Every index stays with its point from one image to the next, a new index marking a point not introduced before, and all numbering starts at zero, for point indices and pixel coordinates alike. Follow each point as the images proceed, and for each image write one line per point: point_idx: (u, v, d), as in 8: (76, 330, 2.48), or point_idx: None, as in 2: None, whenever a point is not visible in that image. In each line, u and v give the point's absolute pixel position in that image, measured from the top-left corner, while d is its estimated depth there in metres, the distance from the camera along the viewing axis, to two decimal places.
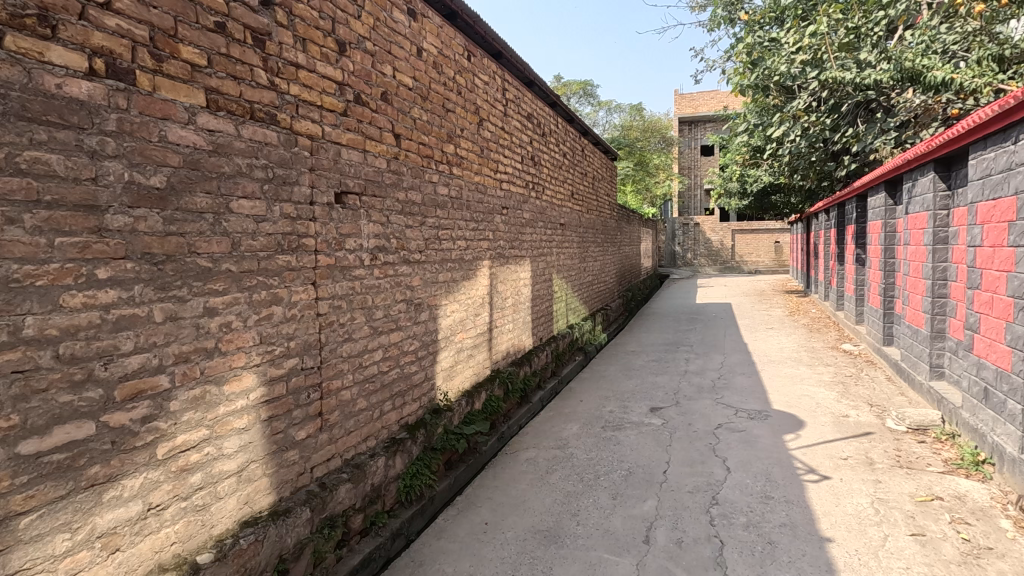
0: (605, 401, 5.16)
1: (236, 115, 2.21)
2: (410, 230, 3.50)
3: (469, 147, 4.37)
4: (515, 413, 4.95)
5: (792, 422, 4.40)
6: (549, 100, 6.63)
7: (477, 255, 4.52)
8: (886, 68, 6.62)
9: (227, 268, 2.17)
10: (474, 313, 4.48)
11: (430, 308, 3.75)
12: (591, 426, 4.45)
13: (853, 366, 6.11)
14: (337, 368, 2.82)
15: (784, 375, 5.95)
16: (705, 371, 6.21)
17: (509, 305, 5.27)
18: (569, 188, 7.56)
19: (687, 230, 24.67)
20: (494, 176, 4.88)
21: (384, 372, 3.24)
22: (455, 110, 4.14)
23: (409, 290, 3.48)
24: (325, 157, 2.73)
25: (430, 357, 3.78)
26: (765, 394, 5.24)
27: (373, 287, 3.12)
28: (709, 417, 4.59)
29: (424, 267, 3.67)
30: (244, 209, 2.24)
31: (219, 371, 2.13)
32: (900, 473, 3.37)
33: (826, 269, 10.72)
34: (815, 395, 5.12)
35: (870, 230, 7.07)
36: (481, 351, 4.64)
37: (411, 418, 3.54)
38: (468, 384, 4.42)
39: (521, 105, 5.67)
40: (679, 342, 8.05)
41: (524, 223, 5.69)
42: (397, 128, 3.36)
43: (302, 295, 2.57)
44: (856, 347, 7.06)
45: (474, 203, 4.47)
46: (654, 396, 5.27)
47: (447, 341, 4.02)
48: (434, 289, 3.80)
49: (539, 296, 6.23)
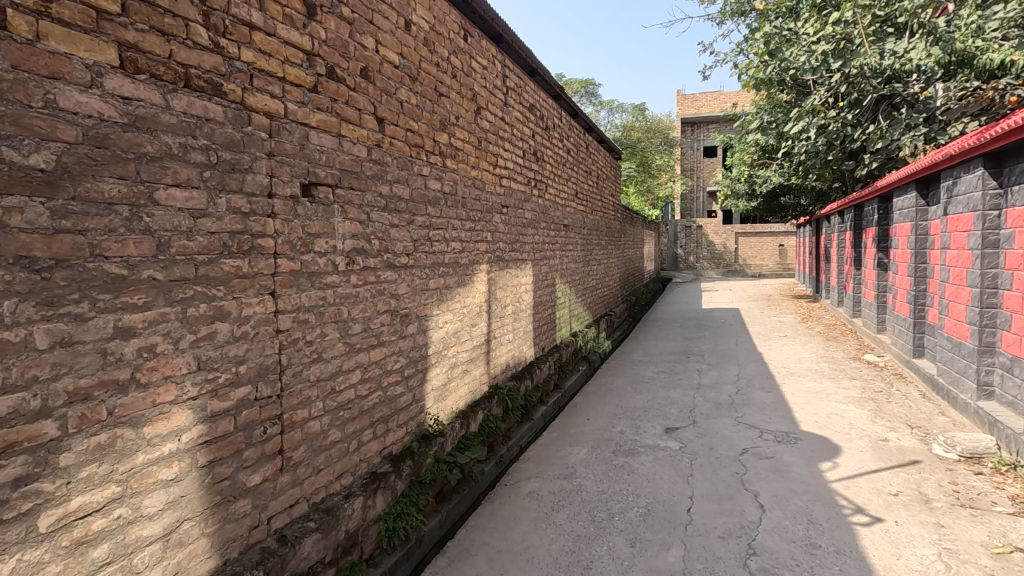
0: (615, 419, 4.69)
1: (163, 80, 1.73)
2: (395, 230, 3.03)
3: (465, 137, 3.90)
4: (515, 432, 4.48)
5: (826, 447, 3.91)
6: (551, 92, 6.18)
7: (474, 259, 4.05)
8: (931, 52, 6.01)
9: (150, 275, 1.69)
10: (470, 322, 4.00)
11: (419, 319, 3.28)
12: (600, 451, 3.97)
13: (880, 380, 5.65)
14: (303, 395, 2.35)
15: (807, 389, 5.48)
16: (719, 384, 5.74)
17: (509, 313, 4.80)
18: (573, 187, 7.09)
19: (690, 233, 24.27)
20: (493, 171, 4.41)
21: (363, 397, 2.77)
22: (449, 95, 3.66)
23: (394, 300, 3.01)
24: (288, 140, 2.26)
25: (419, 376, 3.30)
26: (789, 412, 4.77)
27: (349, 296, 2.65)
28: (731, 440, 4.12)
29: (412, 272, 3.19)
30: (175, 200, 1.77)
31: (138, 410, 1.66)
32: (964, 515, 2.90)
33: (840, 274, 10.26)
34: (845, 414, 4.64)
35: (895, 232, 6.61)
36: (478, 365, 4.16)
37: (395, 447, 3.06)
38: (463, 403, 3.94)
39: (522, 95, 5.19)
40: (689, 350, 7.58)
41: (525, 224, 5.21)
42: (380, 111, 2.89)
43: (257, 309, 2.10)
44: (880, 357, 6.59)
45: (471, 201, 3.99)
46: (668, 414, 4.79)
47: (439, 356, 3.55)
48: (424, 298, 3.32)
49: (542, 303, 5.76)
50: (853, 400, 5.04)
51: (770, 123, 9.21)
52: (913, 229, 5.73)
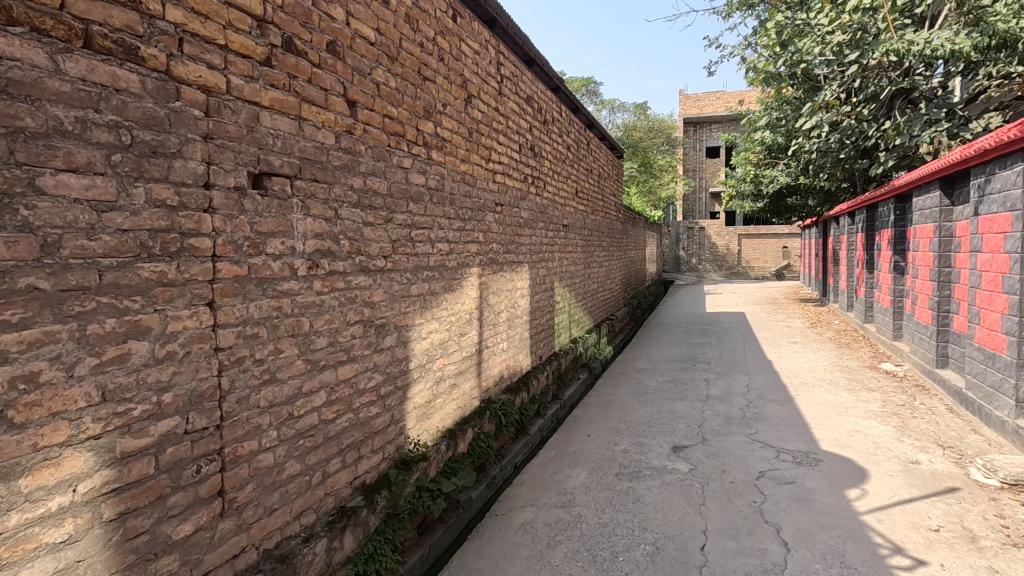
0: (618, 436, 4.32)
1: (51, 36, 1.38)
2: (369, 229, 2.66)
3: (454, 127, 3.54)
4: (509, 450, 4.13)
5: (852, 471, 3.54)
6: (550, 85, 5.82)
7: (463, 262, 3.69)
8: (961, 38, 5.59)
9: (29, 284, 1.34)
10: (459, 332, 3.64)
11: (398, 330, 2.91)
12: (602, 474, 3.61)
13: (902, 392, 5.28)
14: (252, 423, 1.98)
15: (823, 402, 5.11)
16: (729, 396, 5.38)
17: (503, 321, 4.43)
18: (573, 185, 6.72)
19: (692, 235, 23.97)
20: (485, 166, 4.05)
21: (329, 422, 2.40)
22: (434, 80, 3.30)
23: (368, 309, 2.64)
24: (232, 120, 1.89)
25: (399, 394, 2.94)
26: (806, 428, 4.40)
27: (311, 304, 2.28)
28: (746, 461, 3.75)
29: (389, 277, 2.82)
30: (68, 188, 1.41)
31: (11, 458, 1.31)
32: (1019, 557, 2.53)
33: (850, 277, 9.90)
34: (868, 431, 4.28)
35: (913, 235, 6.27)
36: (468, 378, 3.80)
37: (369, 476, 2.69)
38: (451, 421, 3.57)
39: (519, 85, 4.83)
40: (695, 358, 7.21)
41: (521, 224, 4.84)
42: (351, 93, 2.52)
43: (188, 323, 1.73)
44: (898, 366, 6.22)
45: (460, 198, 3.63)
46: (675, 430, 4.42)
47: (423, 370, 3.18)
48: (404, 306, 2.96)
49: (539, 308, 5.39)
50: (874, 415, 4.67)
51: (779, 120, 8.85)
52: (936, 231, 5.38)
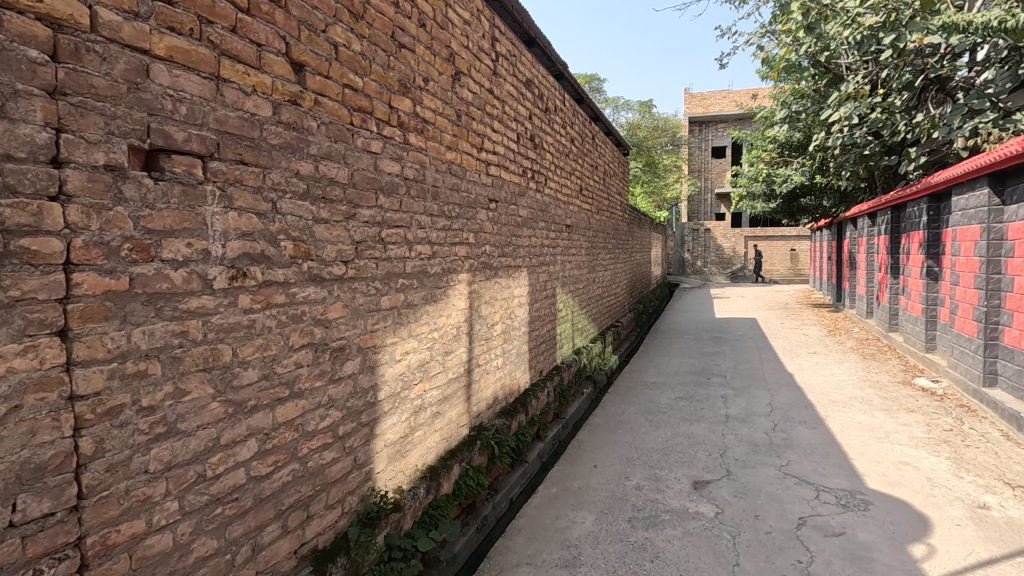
0: (629, 468, 3.76)
1: None
2: (323, 228, 2.11)
3: (439, 109, 2.99)
4: (503, 483, 3.64)
5: (912, 520, 2.97)
6: (552, 71, 5.28)
7: (449, 267, 3.13)
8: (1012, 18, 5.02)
9: None
10: (443, 350, 3.08)
11: (363, 353, 2.35)
12: (612, 520, 3.05)
13: (945, 413, 4.71)
14: (135, 498, 1.42)
15: (858, 425, 4.54)
16: (750, 416, 4.80)
17: (498, 333, 3.87)
18: (577, 181, 6.16)
19: (697, 237, 23.45)
20: (477, 155, 3.49)
21: (262, 479, 1.83)
22: (413, 49, 2.74)
23: (319, 329, 2.09)
24: (101, 71, 1.33)
25: (364, 433, 2.38)
26: (844, 458, 3.83)
27: (233, 326, 1.71)
28: (782, 504, 3.18)
29: (350, 287, 2.27)
30: None
31: None
32: None
33: (869, 281, 9.33)
34: (918, 464, 3.70)
35: (951, 236, 5.71)
36: (454, 404, 3.24)
37: (322, 540, 2.13)
38: (433, 456, 3.01)
39: (518, 67, 4.28)
40: (708, 370, 6.66)
41: (520, 223, 4.29)
42: (296, 53, 1.96)
43: (15, 364, 1.18)
44: (935, 381, 5.66)
45: (445, 192, 3.07)
46: (694, 460, 3.86)
47: (396, 400, 2.62)
48: (370, 323, 2.40)
49: (540, 317, 4.84)
50: (921, 442, 4.09)
51: (797, 113, 8.26)
52: (984, 233, 4.83)
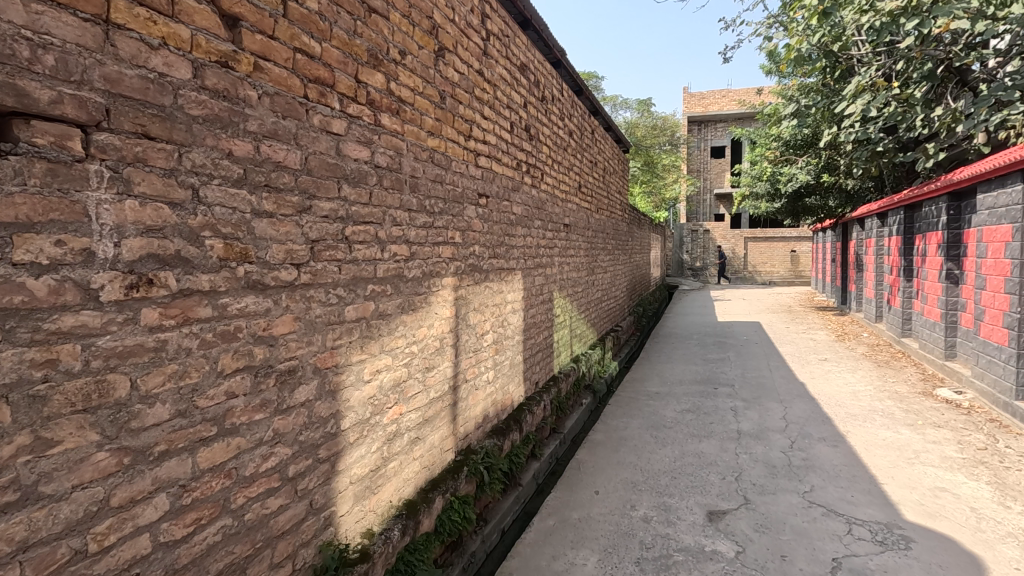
0: (635, 495, 3.36)
1: None
2: (266, 223, 1.71)
3: (419, 88, 2.59)
4: (494, 513, 3.24)
5: (962, 562, 2.58)
6: (550, 57, 4.89)
7: (432, 270, 2.73)
8: None
9: None
10: (424, 365, 2.68)
11: (321, 375, 1.95)
12: (616, 562, 2.66)
13: (976, 429, 4.32)
14: None
15: (882, 443, 4.15)
16: (765, 432, 4.41)
17: (488, 343, 3.47)
18: (576, 178, 5.76)
19: (697, 237, 23.08)
20: (464, 144, 3.09)
21: (177, 545, 1.43)
22: (387, 15, 2.34)
23: (261, 348, 1.69)
24: None
25: (322, 471, 1.98)
26: (874, 483, 3.44)
27: (132, 350, 1.31)
28: (811, 542, 2.78)
29: (304, 296, 1.87)
30: None
31: None
32: None
33: (879, 284, 8.96)
34: (957, 491, 3.31)
35: (976, 237, 5.34)
36: (437, 426, 2.83)
37: None
38: (411, 489, 2.61)
39: (511, 49, 3.88)
40: (715, 378, 6.27)
41: (514, 222, 3.90)
42: (226, 3, 1.56)
43: None
44: (959, 392, 5.28)
45: (426, 183, 2.67)
46: (707, 486, 3.46)
47: (365, 428, 2.22)
48: (331, 338, 1.99)
49: (535, 324, 4.44)
50: (955, 464, 3.70)
51: (805, 109, 7.90)
52: (1016, 233, 4.46)
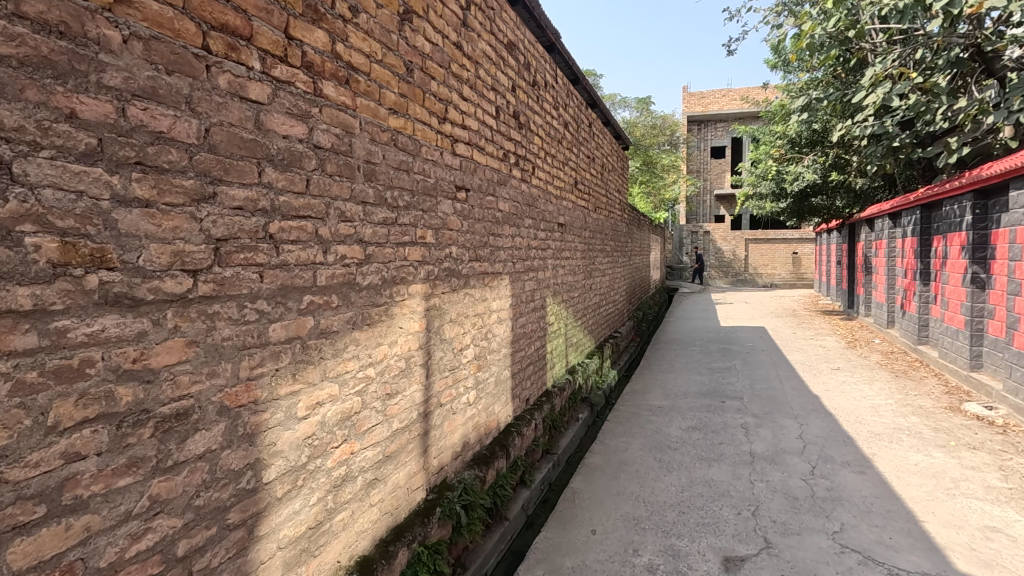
0: (638, 536, 2.90)
1: None
2: (142, 216, 1.24)
3: (377, 55, 2.14)
4: (474, 558, 2.77)
5: None
6: (543, 40, 4.45)
7: (394, 276, 2.26)
8: None
9: None
10: (385, 390, 2.21)
11: (229, 416, 1.48)
12: None
13: (1018, 453, 3.85)
14: None
15: (915, 468, 3.68)
16: (781, 456, 3.95)
17: (468, 359, 3.02)
18: (572, 173, 5.31)
19: (696, 239, 22.63)
20: (436, 127, 2.62)
21: None
22: None
23: (129, 386, 1.22)
24: None
25: (234, 539, 1.52)
26: (915, 522, 2.97)
27: None
28: None
29: (205, 314, 1.40)
30: None
31: None
32: None
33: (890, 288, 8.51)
34: (1012, 532, 2.84)
35: (1007, 237, 4.90)
36: (402, 462, 2.37)
37: None
38: (368, 541, 2.15)
39: (497, 24, 3.43)
40: (721, 390, 5.80)
41: (500, 219, 3.44)
42: None
43: None
44: (990, 407, 4.81)
45: (388, 172, 2.21)
46: (721, 524, 3.00)
47: (299, 477, 1.75)
48: (246, 368, 1.53)
49: (526, 334, 3.98)
50: (1002, 496, 3.24)
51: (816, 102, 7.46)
52: None
